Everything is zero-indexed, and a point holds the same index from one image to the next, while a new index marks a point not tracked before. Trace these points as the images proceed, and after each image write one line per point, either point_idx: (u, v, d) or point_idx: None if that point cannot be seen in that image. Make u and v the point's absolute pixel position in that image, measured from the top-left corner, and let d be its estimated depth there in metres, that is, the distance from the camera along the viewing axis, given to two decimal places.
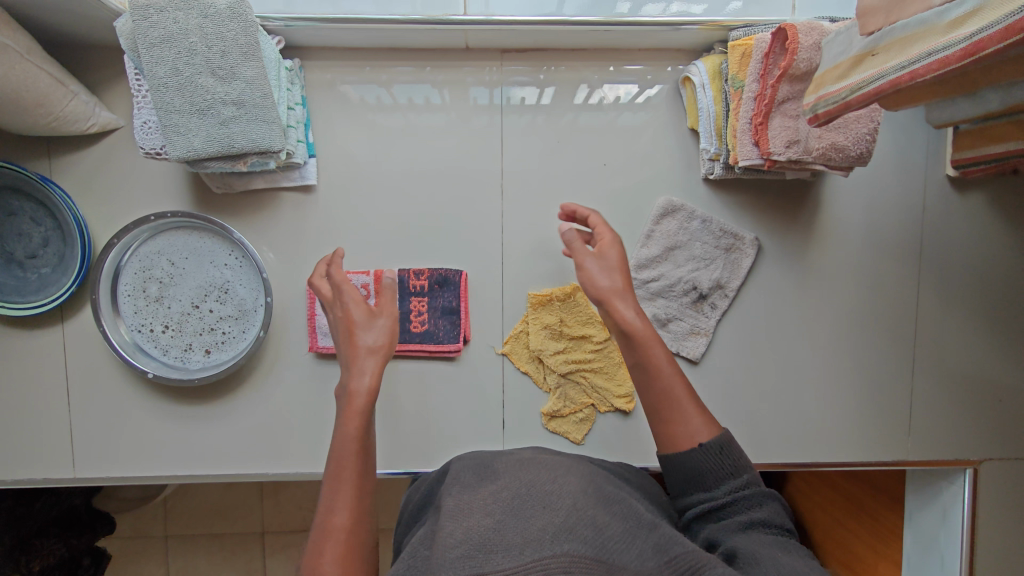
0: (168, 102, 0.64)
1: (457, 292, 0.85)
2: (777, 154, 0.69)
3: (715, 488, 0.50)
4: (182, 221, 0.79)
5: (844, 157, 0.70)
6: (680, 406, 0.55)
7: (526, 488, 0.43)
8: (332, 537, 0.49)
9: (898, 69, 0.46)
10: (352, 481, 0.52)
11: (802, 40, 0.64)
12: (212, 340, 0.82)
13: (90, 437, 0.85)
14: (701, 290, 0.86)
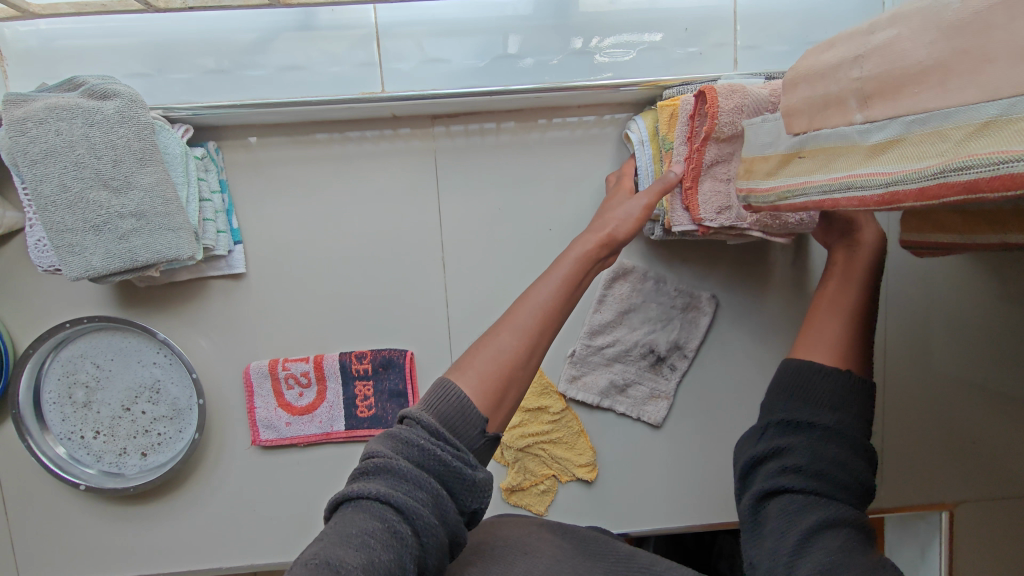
0: (59, 222, 0.59)
1: (403, 374, 0.81)
2: (709, 220, 0.64)
3: (819, 411, 0.44)
4: (103, 323, 0.74)
5: (782, 225, 0.62)
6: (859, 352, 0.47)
7: (506, 542, 0.46)
8: (489, 353, 0.41)
9: (820, 191, 0.41)
10: (539, 315, 0.42)
11: (722, 104, 0.59)
12: (148, 443, 0.78)
13: (32, 545, 0.82)
14: (658, 352, 0.83)
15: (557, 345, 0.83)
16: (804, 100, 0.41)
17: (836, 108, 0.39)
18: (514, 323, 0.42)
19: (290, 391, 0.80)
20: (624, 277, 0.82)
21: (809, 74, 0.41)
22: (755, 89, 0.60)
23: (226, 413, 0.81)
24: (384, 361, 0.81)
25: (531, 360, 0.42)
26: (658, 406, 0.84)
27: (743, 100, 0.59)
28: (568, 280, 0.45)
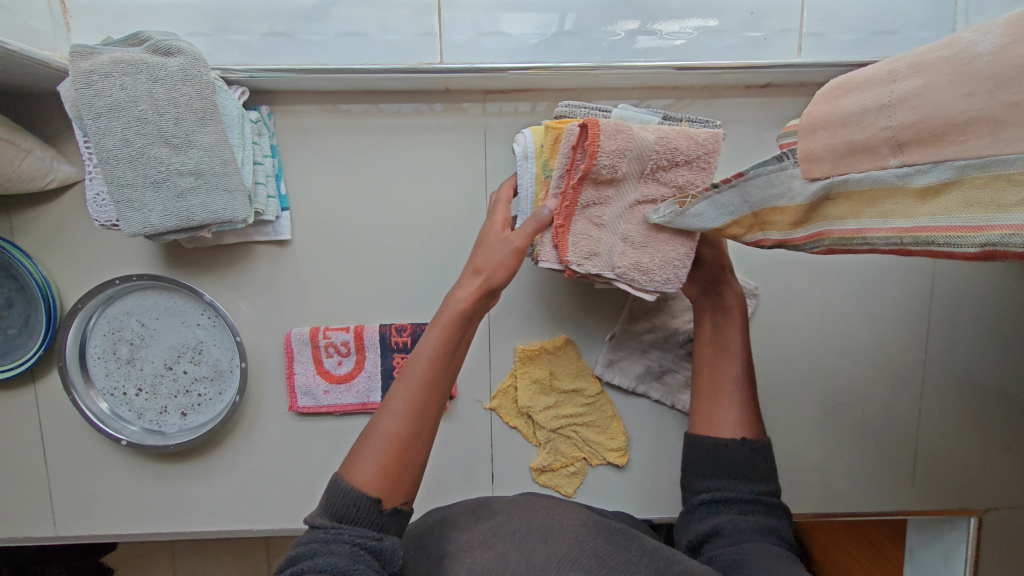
0: (121, 176, 0.59)
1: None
2: (575, 264, 0.59)
3: (737, 489, 0.58)
4: (151, 282, 0.75)
5: (650, 281, 0.61)
6: (734, 397, 0.64)
7: (527, 526, 0.50)
8: (378, 441, 0.47)
9: (887, 243, 0.39)
10: (418, 394, 0.49)
11: (604, 144, 0.54)
12: (187, 402, 0.79)
13: (71, 496, 0.83)
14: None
15: (594, 329, 0.83)
16: (824, 148, 0.39)
17: (864, 155, 0.37)
18: (396, 408, 0.48)
19: (329, 359, 0.81)
20: None
21: (828, 121, 0.39)
22: (640, 132, 0.56)
23: (265, 378, 0.82)
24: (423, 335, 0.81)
25: (417, 439, 0.48)
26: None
27: (627, 142, 0.55)
28: (439, 349, 0.50)
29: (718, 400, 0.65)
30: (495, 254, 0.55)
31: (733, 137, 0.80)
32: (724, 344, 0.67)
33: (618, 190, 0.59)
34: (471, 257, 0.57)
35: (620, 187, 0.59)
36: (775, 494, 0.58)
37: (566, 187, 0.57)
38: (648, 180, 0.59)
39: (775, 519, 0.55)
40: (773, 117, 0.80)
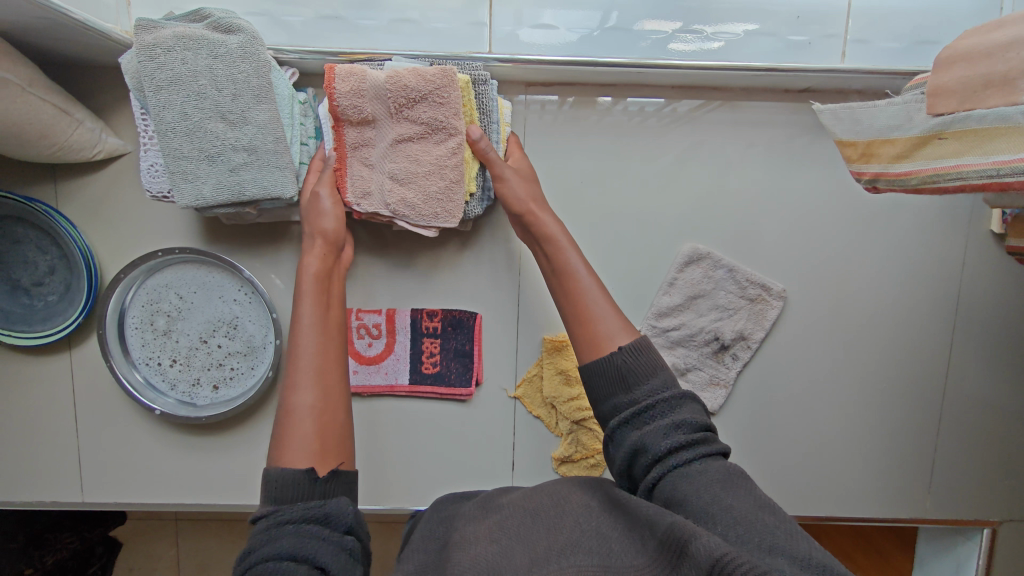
0: (177, 148, 0.61)
1: (471, 336, 0.83)
2: (354, 204, 0.67)
3: (637, 390, 0.47)
4: (192, 256, 0.76)
5: (417, 214, 0.68)
6: (600, 313, 0.54)
7: (531, 520, 0.43)
8: (295, 417, 0.48)
9: (984, 176, 0.50)
10: (314, 356, 0.53)
11: (340, 87, 0.62)
12: (220, 376, 0.80)
13: (98, 464, 0.85)
14: (723, 339, 0.84)
15: None
16: (959, 80, 0.52)
17: (999, 89, 0.49)
18: (303, 383, 0.51)
19: (360, 341, 0.82)
20: (697, 262, 0.83)
21: (966, 57, 0.51)
22: (375, 72, 0.62)
23: None
24: (453, 322, 0.82)
25: (330, 406, 0.51)
26: (715, 395, 0.85)
27: (362, 84, 0.62)
28: (318, 312, 0.57)
29: (581, 319, 0.55)
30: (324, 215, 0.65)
31: (767, 139, 0.81)
32: (558, 269, 0.60)
33: (377, 130, 0.66)
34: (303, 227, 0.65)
35: (377, 127, 0.66)
36: (666, 374, 0.48)
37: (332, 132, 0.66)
38: (400, 119, 0.65)
39: (688, 413, 0.45)
40: (808, 121, 0.81)
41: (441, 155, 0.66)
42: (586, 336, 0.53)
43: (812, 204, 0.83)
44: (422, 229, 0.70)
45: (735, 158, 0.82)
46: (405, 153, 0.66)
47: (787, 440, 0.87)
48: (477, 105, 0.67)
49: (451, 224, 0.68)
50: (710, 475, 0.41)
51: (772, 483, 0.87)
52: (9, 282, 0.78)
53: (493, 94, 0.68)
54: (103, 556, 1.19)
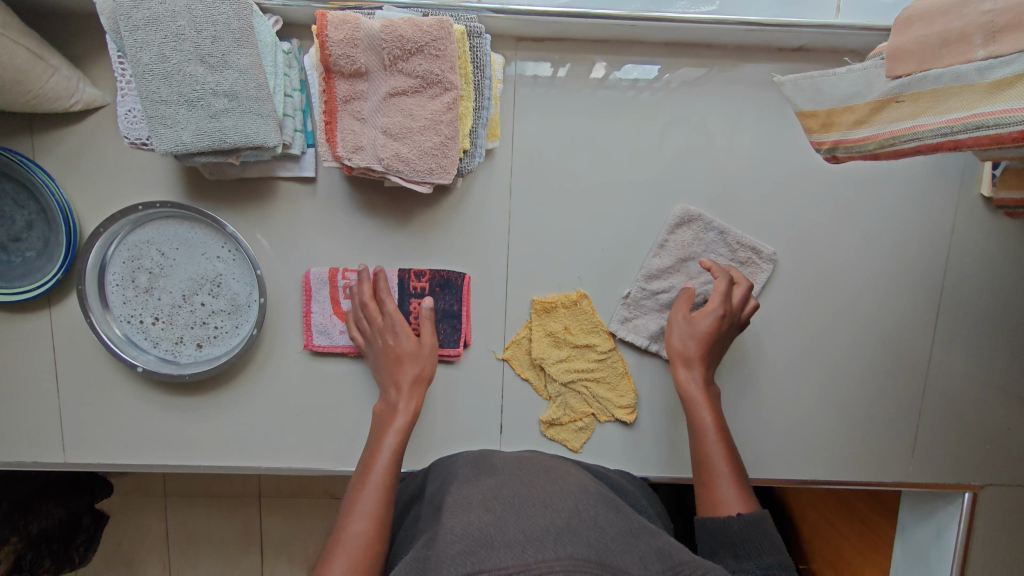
0: (154, 92, 0.60)
1: (459, 296, 0.82)
2: (346, 158, 0.63)
3: (745, 561, 0.55)
4: (173, 210, 0.75)
5: (413, 171, 0.64)
6: (723, 480, 0.66)
7: (530, 496, 0.53)
8: (347, 542, 0.56)
9: (938, 136, 0.48)
10: (379, 492, 0.61)
11: (333, 35, 0.59)
12: (204, 334, 0.79)
13: (80, 424, 0.84)
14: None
15: (611, 285, 0.84)
16: (917, 40, 0.49)
17: (956, 45, 0.46)
18: (359, 513, 0.59)
19: (346, 300, 0.81)
20: (688, 224, 0.82)
21: (925, 15, 0.48)
22: (369, 20, 0.59)
23: (284, 315, 0.82)
24: (441, 282, 0.81)
25: (380, 530, 0.58)
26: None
27: (356, 33, 0.59)
28: (391, 455, 0.66)
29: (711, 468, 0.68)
30: (407, 355, 0.75)
31: (760, 101, 0.81)
32: (695, 423, 0.73)
33: (369, 83, 0.63)
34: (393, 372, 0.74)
35: (370, 80, 0.62)
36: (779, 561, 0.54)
37: (322, 84, 0.62)
38: (394, 72, 0.62)
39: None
40: None
41: (436, 109, 0.63)
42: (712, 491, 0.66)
43: (802, 168, 0.83)
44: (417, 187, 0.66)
45: (728, 120, 0.81)
46: (399, 107, 0.63)
47: (775, 404, 0.88)
48: (470, 58, 0.64)
49: (446, 180, 0.64)
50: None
51: (758, 446, 0.88)
52: None
53: (488, 49, 0.64)
54: (90, 527, 1.22)
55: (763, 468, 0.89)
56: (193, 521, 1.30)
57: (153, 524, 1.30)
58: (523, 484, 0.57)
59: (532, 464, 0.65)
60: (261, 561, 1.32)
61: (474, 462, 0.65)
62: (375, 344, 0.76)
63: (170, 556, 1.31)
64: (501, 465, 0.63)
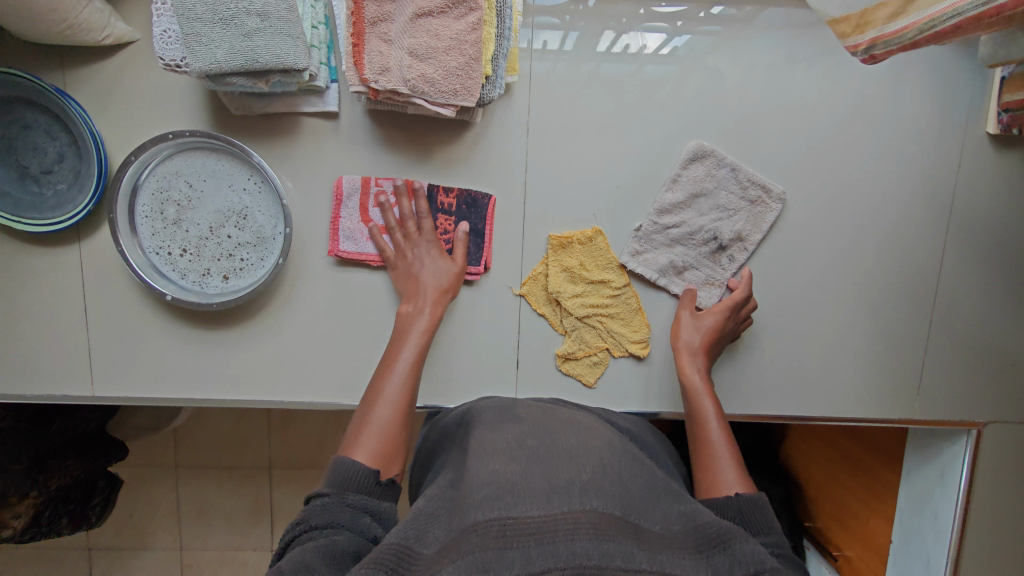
0: (190, 9, 0.62)
1: (484, 215, 0.84)
2: (372, 81, 0.65)
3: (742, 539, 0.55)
4: (202, 142, 0.77)
5: (437, 92, 0.66)
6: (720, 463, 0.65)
7: (554, 449, 0.56)
8: (372, 425, 0.62)
9: (975, 8, 0.53)
10: (401, 393, 0.67)
11: None
12: (231, 266, 0.81)
13: (108, 358, 0.86)
14: (723, 239, 0.86)
15: (626, 222, 0.87)
16: None
17: None
18: (384, 400, 0.65)
19: (375, 209, 0.83)
20: (701, 160, 0.85)
21: None
22: None
23: (306, 250, 0.85)
24: (468, 201, 0.83)
25: (400, 423, 0.64)
26: (711, 295, 0.87)
27: None
28: (414, 358, 0.71)
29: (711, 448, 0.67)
30: (434, 273, 0.79)
31: (773, 42, 0.84)
32: (696, 407, 0.73)
33: (397, 5, 0.65)
34: (421, 281, 0.78)
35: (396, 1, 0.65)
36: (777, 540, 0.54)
37: (351, 7, 0.65)
38: None
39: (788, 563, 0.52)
40: (810, 25, 0.84)
41: (461, 30, 0.65)
42: (710, 475, 0.64)
43: (811, 108, 0.86)
44: (441, 109, 0.68)
45: (739, 61, 0.84)
46: (424, 28, 0.65)
47: (784, 340, 0.90)
48: None
49: (469, 103, 0.67)
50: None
51: (768, 381, 0.91)
52: (19, 169, 0.78)
53: None
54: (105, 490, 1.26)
55: (771, 403, 0.92)
56: (203, 497, 1.41)
57: (166, 496, 1.41)
58: (549, 435, 0.59)
59: (554, 417, 0.67)
60: (271, 533, 1.42)
61: (500, 413, 0.67)
62: (405, 261, 0.80)
63: (182, 527, 1.42)
64: (526, 416, 0.66)
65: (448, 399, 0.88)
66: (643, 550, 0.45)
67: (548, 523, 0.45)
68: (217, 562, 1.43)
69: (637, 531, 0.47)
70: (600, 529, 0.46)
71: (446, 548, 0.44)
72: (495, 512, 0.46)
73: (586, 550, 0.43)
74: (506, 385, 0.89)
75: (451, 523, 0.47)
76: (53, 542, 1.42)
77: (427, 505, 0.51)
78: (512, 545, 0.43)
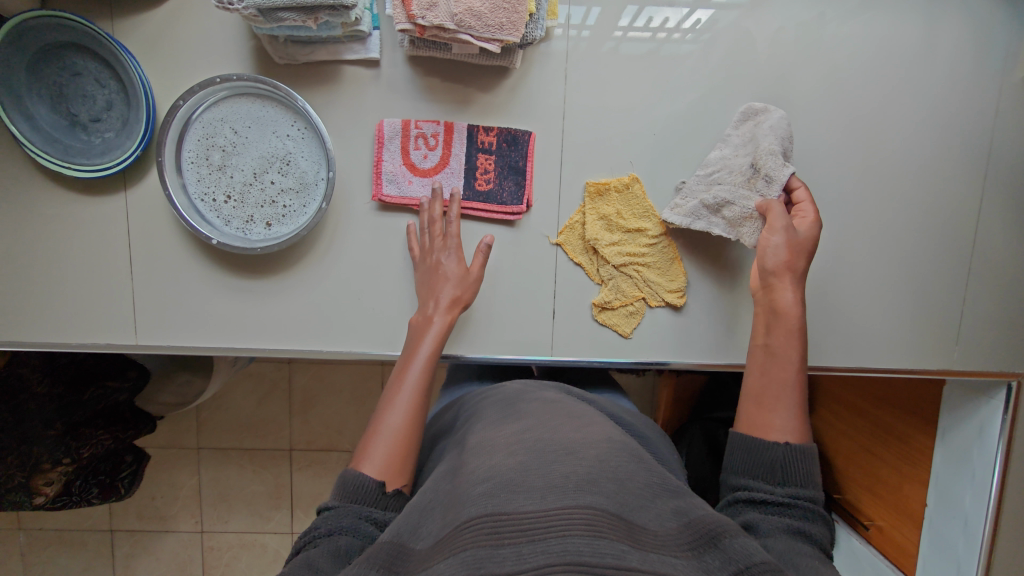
0: None
1: (525, 153, 0.85)
2: (419, 17, 0.66)
3: (777, 486, 0.54)
4: (249, 86, 0.78)
5: (484, 25, 0.68)
6: (784, 405, 0.61)
7: (552, 441, 0.51)
8: (381, 437, 0.60)
9: None
10: (409, 398, 0.64)
11: None
12: (273, 213, 0.82)
13: (153, 308, 0.87)
14: (755, 166, 0.80)
15: (663, 170, 0.88)
16: None
17: None
18: (395, 407, 0.63)
19: (416, 151, 0.84)
20: (750, 118, 0.84)
21: None
22: None
23: (347, 199, 0.86)
24: (509, 138, 0.85)
25: (410, 431, 0.62)
26: (755, 229, 0.79)
27: None
28: (431, 346, 0.70)
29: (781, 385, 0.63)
30: (452, 277, 0.77)
31: None
32: (775, 337, 0.67)
33: None
34: (439, 285, 0.76)
35: None
36: (812, 493, 0.54)
37: None
38: None
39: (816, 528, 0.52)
40: None
41: None
42: (772, 412, 0.61)
43: (847, 58, 0.86)
44: (487, 44, 0.70)
45: (776, 11, 0.84)
46: None
47: (820, 291, 0.90)
48: None
49: (514, 37, 0.69)
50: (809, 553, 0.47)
51: (806, 331, 0.91)
52: (68, 116, 0.80)
53: None
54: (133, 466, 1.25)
55: (809, 354, 0.92)
56: (225, 479, 1.42)
57: (187, 477, 1.42)
58: (549, 428, 0.54)
59: (559, 409, 0.62)
60: (291, 517, 1.43)
61: (507, 416, 0.62)
62: (427, 261, 0.80)
63: (202, 511, 1.43)
64: (528, 410, 0.62)
65: (486, 348, 0.89)
66: (638, 549, 0.40)
67: (541, 519, 0.41)
68: (237, 545, 1.44)
69: (633, 530, 0.42)
70: (595, 526, 0.41)
71: (438, 545, 0.43)
72: (487, 508, 0.43)
73: (579, 546, 0.38)
74: (543, 334, 0.90)
75: (444, 518, 0.45)
76: (77, 522, 1.43)
77: (425, 502, 0.50)
78: (504, 543, 0.40)
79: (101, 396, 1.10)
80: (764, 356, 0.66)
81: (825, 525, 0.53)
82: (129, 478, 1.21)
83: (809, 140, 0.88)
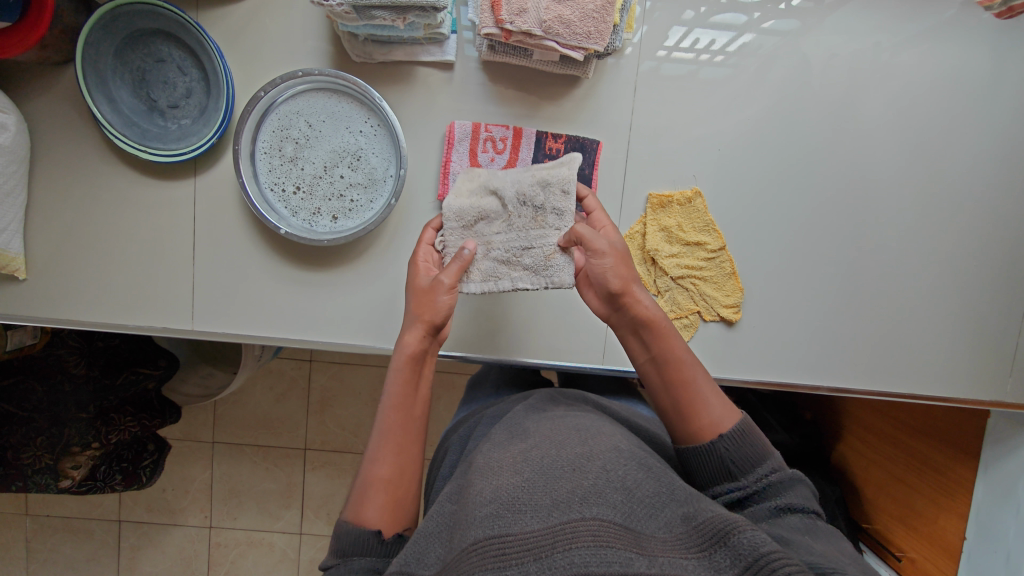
0: None
1: (591, 162, 0.86)
2: (508, 22, 0.68)
3: (742, 476, 0.52)
4: (327, 81, 0.80)
5: (571, 34, 0.70)
6: (699, 393, 0.57)
7: (557, 453, 0.47)
8: (370, 485, 0.54)
9: None
10: (394, 438, 0.58)
11: None
12: (340, 206, 0.84)
13: (211, 295, 0.88)
14: (528, 203, 0.71)
15: (724, 186, 0.88)
16: None
17: None
18: (382, 450, 0.57)
19: (484, 154, 0.86)
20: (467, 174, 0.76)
21: None
22: None
23: (412, 197, 0.87)
24: (576, 146, 0.86)
25: (402, 475, 0.56)
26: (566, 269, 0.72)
27: None
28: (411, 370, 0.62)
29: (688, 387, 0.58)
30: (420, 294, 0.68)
31: (877, 15, 0.85)
32: (660, 354, 0.61)
33: None
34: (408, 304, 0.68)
35: None
36: (774, 464, 0.53)
37: None
38: None
39: (796, 496, 0.51)
40: (916, 3, 0.85)
41: None
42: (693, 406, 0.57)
43: (908, 86, 0.87)
44: (571, 52, 0.72)
45: (842, 35, 0.86)
46: None
47: (869, 313, 0.91)
48: None
49: (599, 46, 0.71)
50: (798, 531, 0.46)
51: (853, 352, 0.91)
52: (148, 101, 0.82)
53: None
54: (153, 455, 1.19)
55: (854, 375, 0.92)
56: (237, 475, 1.41)
57: (201, 470, 1.41)
58: (556, 440, 0.49)
59: (569, 418, 0.56)
60: (301, 517, 1.42)
61: (509, 428, 0.57)
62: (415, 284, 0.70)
63: (213, 505, 1.42)
64: (537, 420, 0.57)
65: (538, 352, 0.89)
66: (644, 556, 0.38)
67: (545, 536, 0.38)
68: (245, 543, 1.42)
69: (639, 538, 0.40)
70: (600, 536, 0.38)
71: (443, 571, 0.40)
72: (492, 530, 0.40)
73: (584, 559, 0.36)
74: (595, 342, 0.90)
75: (453, 540, 0.42)
76: (87, 510, 1.42)
77: (427, 524, 0.47)
78: (510, 565, 0.37)
79: (133, 381, 1.06)
80: (659, 367, 0.61)
81: (802, 485, 0.52)
82: (151, 466, 1.16)
83: (866, 164, 0.89)
